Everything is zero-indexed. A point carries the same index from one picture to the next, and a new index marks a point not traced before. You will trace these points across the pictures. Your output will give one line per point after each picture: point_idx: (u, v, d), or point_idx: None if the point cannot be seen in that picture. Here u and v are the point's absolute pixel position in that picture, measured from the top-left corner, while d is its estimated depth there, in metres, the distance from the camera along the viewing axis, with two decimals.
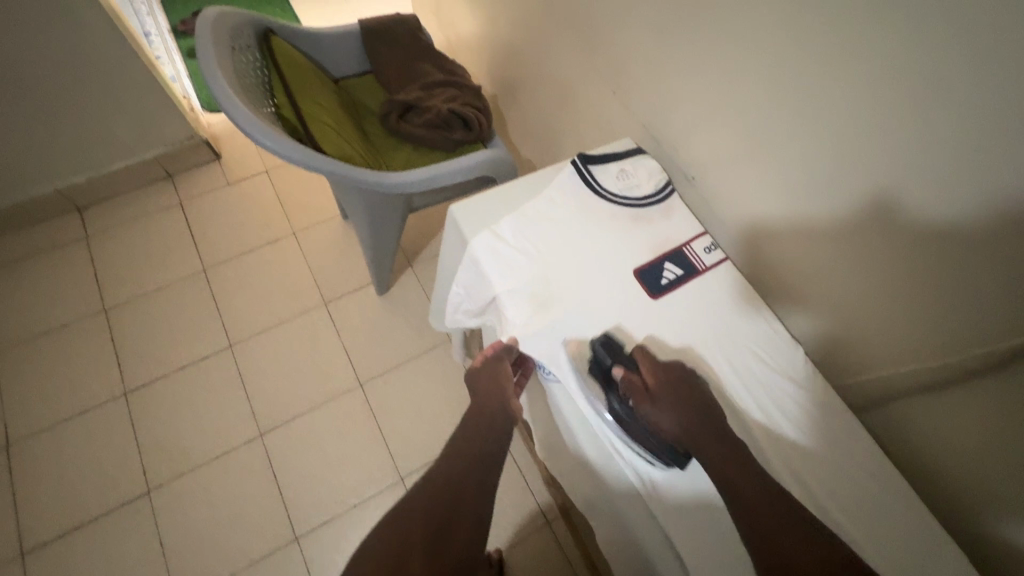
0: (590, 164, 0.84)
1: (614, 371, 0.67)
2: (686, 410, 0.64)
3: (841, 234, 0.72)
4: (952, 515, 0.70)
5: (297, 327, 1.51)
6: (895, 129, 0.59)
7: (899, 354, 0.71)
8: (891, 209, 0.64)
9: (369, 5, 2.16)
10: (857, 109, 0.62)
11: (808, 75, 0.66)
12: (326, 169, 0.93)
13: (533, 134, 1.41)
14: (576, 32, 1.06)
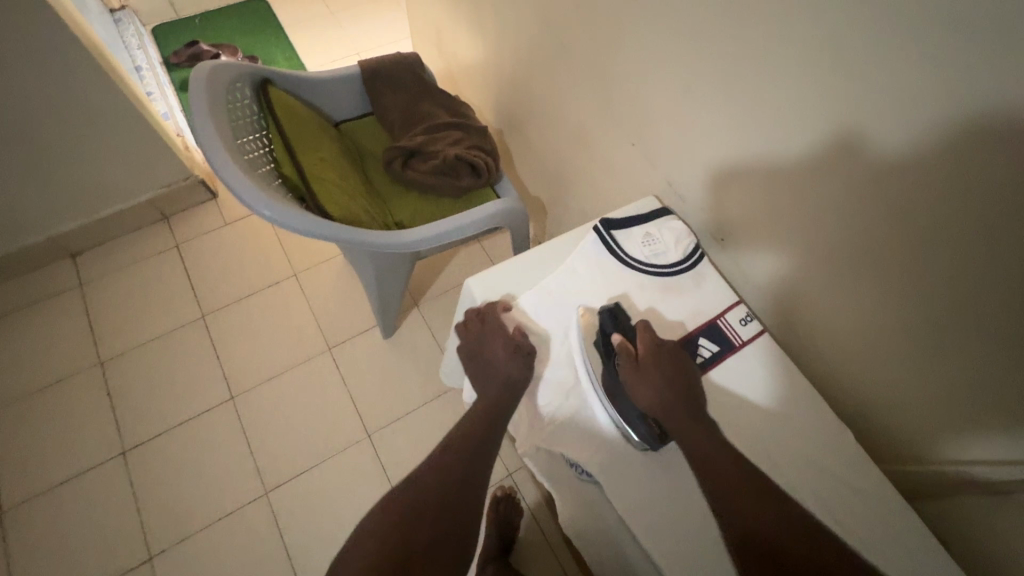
0: (613, 230, 0.79)
1: (613, 335, 0.71)
2: (667, 384, 0.67)
3: (896, 321, 0.67)
4: None
5: (301, 374, 1.46)
6: (958, 209, 0.54)
7: (947, 441, 0.68)
8: (961, 304, 0.59)
9: (366, 33, 2.11)
10: (911, 183, 0.57)
11: (852, 147, 0.61)
12: (334, 236, 0.88)
13: (541, 172, 1.37)
14: (587, 76, 1.01)
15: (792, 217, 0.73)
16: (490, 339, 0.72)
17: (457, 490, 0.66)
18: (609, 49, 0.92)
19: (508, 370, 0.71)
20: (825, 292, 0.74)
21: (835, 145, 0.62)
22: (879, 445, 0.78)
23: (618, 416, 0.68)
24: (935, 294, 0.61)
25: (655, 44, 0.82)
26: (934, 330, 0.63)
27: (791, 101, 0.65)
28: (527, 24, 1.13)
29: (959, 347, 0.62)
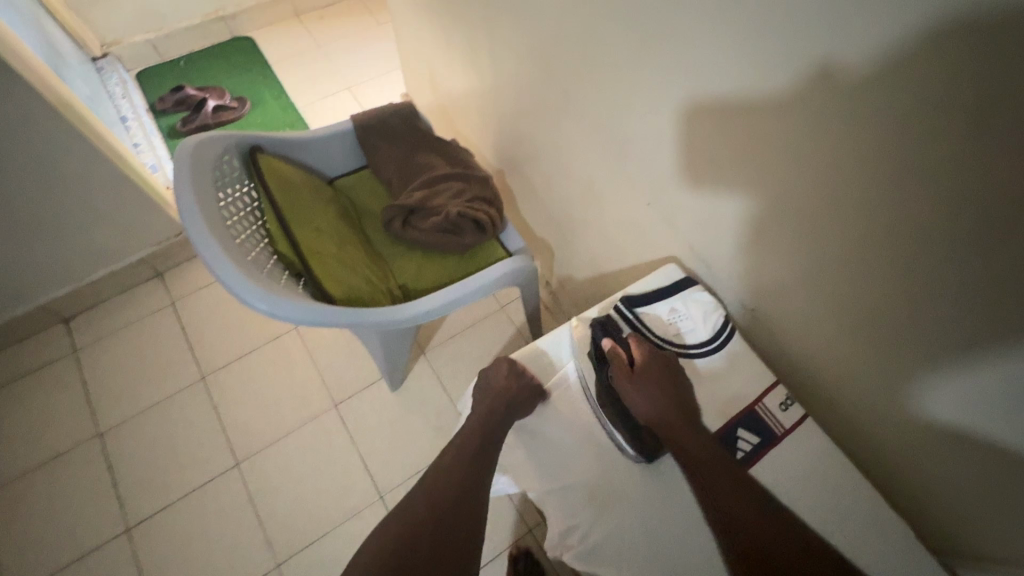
0: (637, 308, 0.77)
1: (603, 342, 0.74)
2: (662, 397, 0.68)
3: (937, 395, 0.64)
4: None
5: (307, 434, 1.40)
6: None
7: (927, 465, 0.71)
8: (958, 349, 0.58)
9: (355, 65, 2.06)
10: (974, 272, 0.52)
11: (900, 229, 0.56)
12: (339, 321, 0.84)
13: (544, 215, 1.32)
14: (591, 127, 0.96)
15: (834, 290, 0.69)
16: (494, 369, 0.74)
17: (455, 511, 0.64)
18: (616, 104, 0.86)
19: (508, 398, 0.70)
20: (875, 367, 0.70)
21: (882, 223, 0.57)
22: (942, 525, 0.74)
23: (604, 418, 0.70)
24: (958, 362, 0.59)
25: (667, 104, 0.76)
26: (982, 409, 0.60)
27: (832, 179, 0.60)
28: (525, 70, 1.07)
29: (963, 399, 0.61)
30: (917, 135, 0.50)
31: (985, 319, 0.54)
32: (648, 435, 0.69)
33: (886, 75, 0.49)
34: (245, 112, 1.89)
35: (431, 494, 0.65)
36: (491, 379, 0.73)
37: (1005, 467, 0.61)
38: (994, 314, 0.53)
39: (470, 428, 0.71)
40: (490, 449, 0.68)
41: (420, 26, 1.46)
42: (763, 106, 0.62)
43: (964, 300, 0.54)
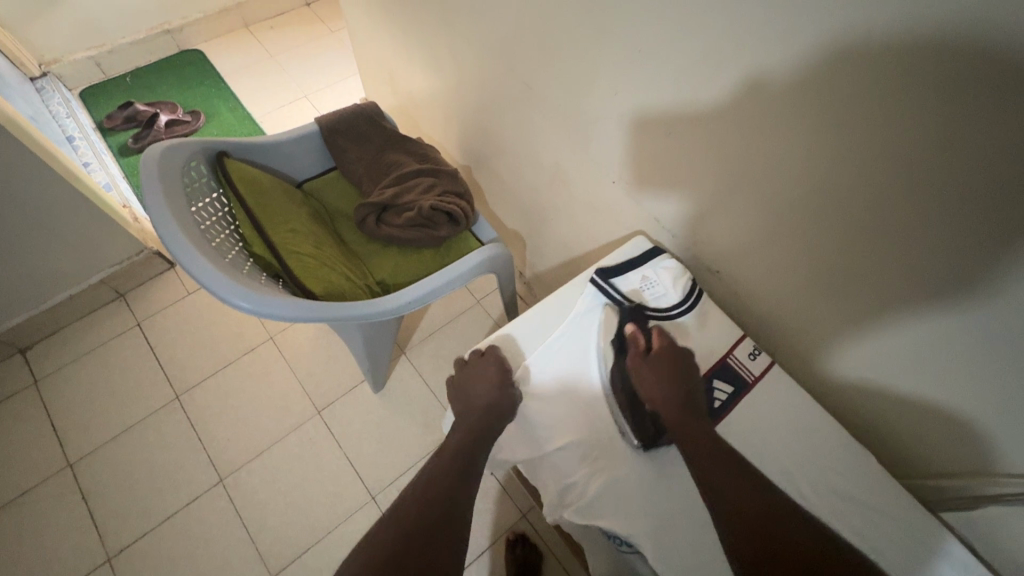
0: (612, 279, 0.80)
1: (626, 327, 0.77)
2: (670, 382, 0.70)
3: (873, 327, 0.71)
4: (957, 526, 0.75)
5: (292, 444, 1.39)
6: (957, 235, 0.55)
7: (873, 397, 0.78)
8: (892, 286, 0.65)
9: (311, 73, 2.04)
10: (908, 215, 0.58)
11: (838, 182, 0.62)
12: (325, 315, 0.86)
13: (513, 206, 1.35)
14: (553, 115, 1.00)
15: (785, 243, 0.74)
16: (477, 369, 0.75)
17: (451, 501, 0.63)
18: (578, 91, 0.90)
19: (494, 388, 0.72)
20: (830, 316, 0.76)
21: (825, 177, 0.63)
22: (903, 463, 0.80)
23: (614, 403, 0.72)
24: (887, 293, 0.66)
25: (628, 88, 0.80)
26: (911, 330, 0.66)
27: (783, 144, 0.65)
28: (486, 66, 1.10)
29: (893, 323, 0.68)
30: (855, 99, 0.55)
31: (919, 260, 0.60)
32: (652, 423, 0.70)
33: (813, 44, 0.55)
34: (200, 126, 1.85)
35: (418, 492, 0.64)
36: (477, 376, 0.74)
37: (935, 381, 0.68)
38: (926, 255, 0.59)
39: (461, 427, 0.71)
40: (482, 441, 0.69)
41: (377, 29, 1.47)
42: (718, 82, 0.67)
43: (897, 241, 0.61)
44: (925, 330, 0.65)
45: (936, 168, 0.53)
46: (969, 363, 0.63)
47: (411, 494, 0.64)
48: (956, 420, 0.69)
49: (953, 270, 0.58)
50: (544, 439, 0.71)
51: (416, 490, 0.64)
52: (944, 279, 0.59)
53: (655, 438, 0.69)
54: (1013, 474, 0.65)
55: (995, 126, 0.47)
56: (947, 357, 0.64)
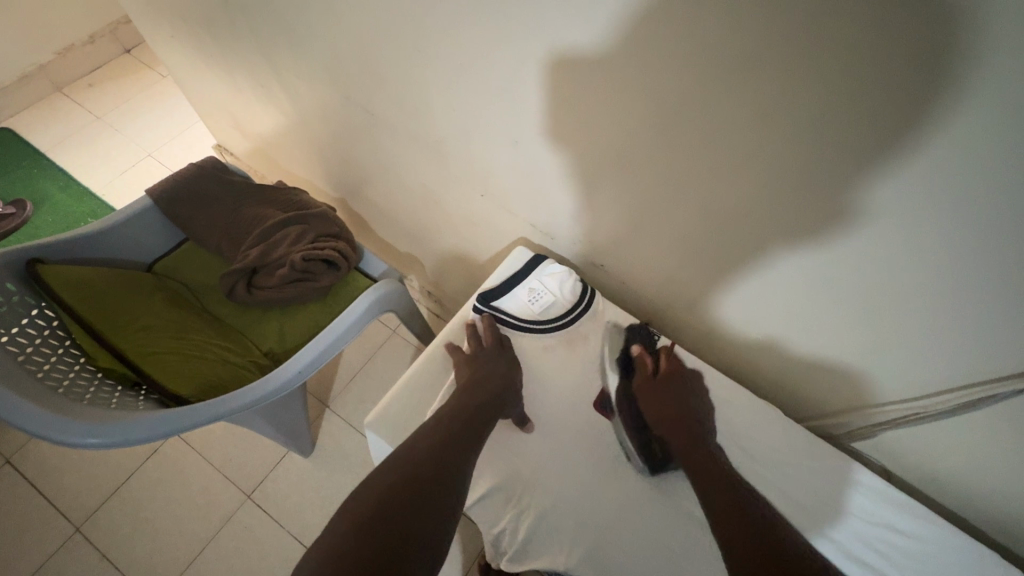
0: (497, 301, 0.77)
1: (633, 348, 0.76)
2: (680, 407, 0.69)
3: (749, 288, 0.72)
4: (863, 449, 0.80)
5: (226, 540, 1.26)
6: (791, 190, 0.56)
7: (766, 351, 0.80)
8: (753, 247, 0.66)
9: (149, 128, 1.83)
10: (749, 179, 0.58)
11: (678, 161, 0.62)
12: (206, 419, 0.76)
13: (398, 231, 1.28)
14: (404, 136, 0.94)
15: (651, 226, 0.74)
16: (474, 357, 0.72)
17: (436, 480, 0.55)
18: (421, 108, 0.84)
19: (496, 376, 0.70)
20: (710, 287, 0.77)
21: (667, 157, 0.62)
22: (803, 405, 0.85)
23: (623, 433, 0.70)
24: (750, 255, 0.67)
25: (466, 97, 0.75)
26: (778, 284, 0.68)
27: (622, 134, 0.63)
28: (325, 95, 1.02)
29: (764, 279, 0.69)
30: (672, 81, 0.54)
31: (769, 220, 0.61)
32: (659, 448, 0.69)
33: (618, 30, 0.53)
34: (29, 216, 1.61)
35: (402, 464, 0.56)
36: (484, 360, 0.72)
37: (813, 324, 0.70)
38: (772, 213, 0.60)
39: (447, 407, 0.66)
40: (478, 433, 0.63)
41: (202, 70, 1.33)
42: (546, 81, 0.64)
43: (745, 205, 0.61)
44: (792, 283, 0.66)
45: (762, 136, 0.53)
46: (832, 309, 0.66)
47: (391, 461, 0.57)
48: (837, 357, 0.72)
49: (799, 227, 0.59)
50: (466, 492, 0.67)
51: (399, 461, 0.57)
52: (795, 237, 0.61)
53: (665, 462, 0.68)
54: (890, 396, 0.71)
55: (795, 84, 0.47)
56: (815, 300, 0.66)
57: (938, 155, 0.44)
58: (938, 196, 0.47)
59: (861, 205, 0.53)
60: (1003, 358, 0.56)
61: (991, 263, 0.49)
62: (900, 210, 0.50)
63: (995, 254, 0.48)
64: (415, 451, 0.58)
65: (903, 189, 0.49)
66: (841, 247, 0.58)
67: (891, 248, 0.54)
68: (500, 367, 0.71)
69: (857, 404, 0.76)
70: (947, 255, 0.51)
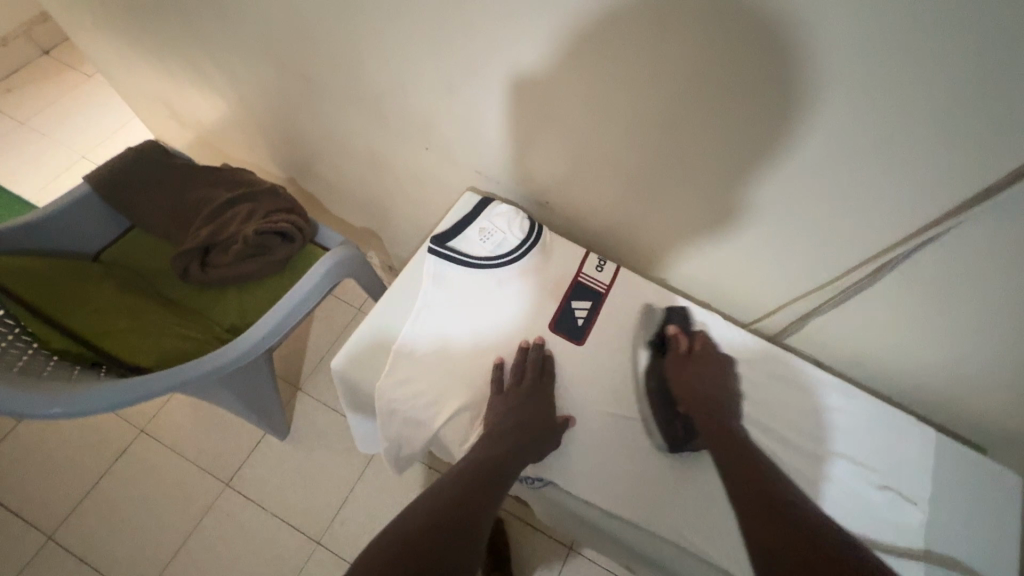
0: (448, 242, 0.76)
1: (668, 328, 0.74)
2: (713, 390, 0.68)
3: (679, 203, 0.75)
4: (802, 348, 0.85)
5: (210, 529, 1.25)
6: (701, 96, 0.59)
7: (703, 265, 0.83)
8: (677, 162, 0.69)
9: (80, 129, 1.75)
10: (665, 91, 0.61)
11: (599, 82, 0.65)
12: (178, 382, 0.78)
13: (351, 203, 1.29)
14: (345, 98, 0.95)
15: (584, 151, 0.76)
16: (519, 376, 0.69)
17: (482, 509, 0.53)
18: (359, 65, 0.85)
19: (538, 401, 0.67)
20: (642, 202, 0.79)
21: (587, 78, 0.65)
22: (742, 315, 0.88)
23: (647, 406, 0.70)
24: (676, 172, 0.70)
25: (403, 48, 0.77)
26: (703, 193, 0.71)
27: (545, 55, 0.65)
28: (262, 66, 1.01)
29: (690, 190, 0.72)
30: (586, 6, 0.57)
31: (686, 132, 0.64)
32: (682, 426, 0.68)
33: None
34: None
35: (454, 488, 0.55)
36: (495, 407, 0.65)
37: (743, 227, 0.72)
38: (690, 123, 0.63)
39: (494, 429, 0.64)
40: (502, 473, 0.58)
41: (130, 57, 1.28)
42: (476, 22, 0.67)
43: (665, 119, 0.65)
44: (715, 192, 0.70)
45: (667, 46, 0.56)
46: (754, 206, 0.68)
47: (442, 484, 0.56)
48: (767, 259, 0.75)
49: (714, 133, 0.62)
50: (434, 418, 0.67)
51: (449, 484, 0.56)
52: (708, 141, 0.64)
53: (685, 442, 0.67)
54: (815, 291, 0.74)
55: None
56: (738, 205, 0.70)
57: (811, 44, 0.49)
58: (818, 79, 0.51)
59: (757, 100, 0.56)
60: (899, 229, 0.60)
61: (872, 129, 0.53)
62: (791, 98, 0.54)
63: (873, 117, 0.52)
64: (464, 473, 0.57)
65: (791, 80, 0.53)
66: (747, 144, 0.61)
67: (789, 129, 0.57)
68: (541, 389, 0.68)
69: (792, 306, 0.79)
70: (836, 127, 0.54)
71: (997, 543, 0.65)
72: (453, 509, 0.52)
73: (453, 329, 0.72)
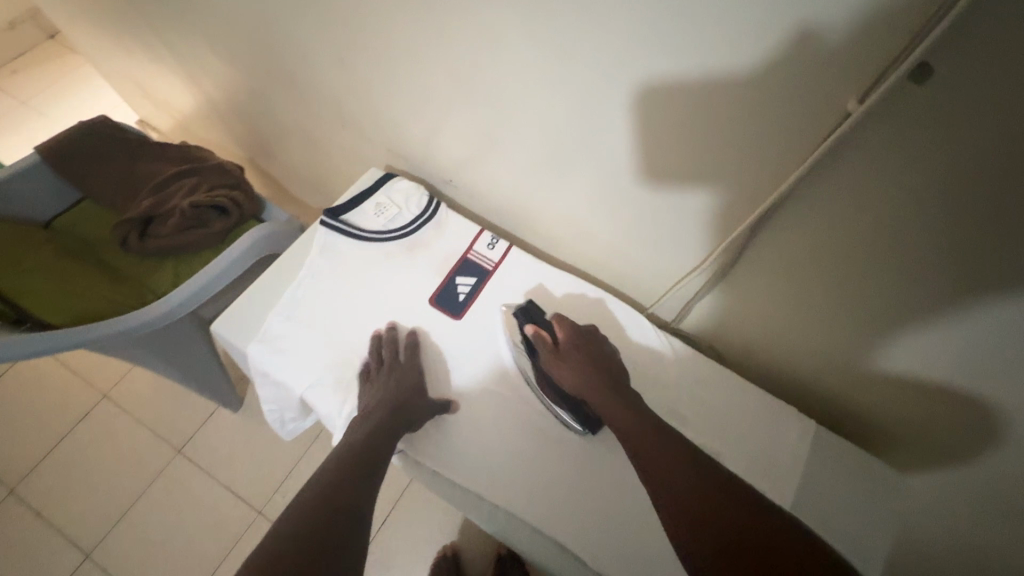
0: (340, 214, 0.77)
1: (527, 328, 0.69)
2: (590, 371, 0.62)
3: (564, 181, 0.75)
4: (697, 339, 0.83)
5: (158, 493, 1.30)
6: (556, 64, 0.60)
7: (599, 250, 0.82)
8: (553, 135, 0.69)
9: (73, 111, 1.84)
10: (526, 58, 0.62)
11: (472, 51, 0.66)
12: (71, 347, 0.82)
13: (304, 184, 1.33)
14: (279, 74, 0.99)
15: (475, 128, 0.78)
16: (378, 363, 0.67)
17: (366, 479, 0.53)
18: (284, 41, 0.90)
19: (412, 383, 0.65)
20: (532, 178, 0.79)
21: (462, 47, 0.67)
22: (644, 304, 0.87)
23: (546, 399, 0.67)
24: (554, 147, 0.71)
25: (323, 36, 0.82)
26: (581, 169, 0.71)
27: (422, 23, 0.67)
28: (217, 54, 1.07)
29: (570, 166, 0.72)
30: None
31: (553, 102, 0.65)
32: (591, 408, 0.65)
33: None
34: None
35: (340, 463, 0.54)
36: (380, 387, 0.64)
37: (623, 208, 0.71)
38: (554, 92, 0.63)
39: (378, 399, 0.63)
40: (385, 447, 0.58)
41: (104, 43, 1.35)
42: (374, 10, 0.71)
43: (534, 89, 0.65)
44: (592, 167, 0.69)
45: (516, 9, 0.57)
46: (625, 184, 0.68)
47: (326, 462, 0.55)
48: (649, 242, 0.74)
49: (576, 102, 0.62)
50: (298, 380, 0.67)
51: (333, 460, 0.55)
52: (570, 110, 0.64)
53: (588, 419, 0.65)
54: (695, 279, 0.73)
55: None
56: (612, 181, 0.69)
57: (629, 10, 0.50)
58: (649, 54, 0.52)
59: (600, 67, 0.57)
60: (745, 210, 0.60)
61: (695, 102, 0.53)
62: (626, 66, 0.55)
63: (697, 89, 0.52)
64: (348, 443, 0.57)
65: (623, 44, 0.53)
66: (606, 115, 0.61)
67: (633, 105, 0.58)
68: (415, 368, 0.67)
69: (679, 295, 0.78)
70: (671, 99, 0.55)
71: (868, 543, 0.63)
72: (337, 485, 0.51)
73: (333, 297, 0.73)
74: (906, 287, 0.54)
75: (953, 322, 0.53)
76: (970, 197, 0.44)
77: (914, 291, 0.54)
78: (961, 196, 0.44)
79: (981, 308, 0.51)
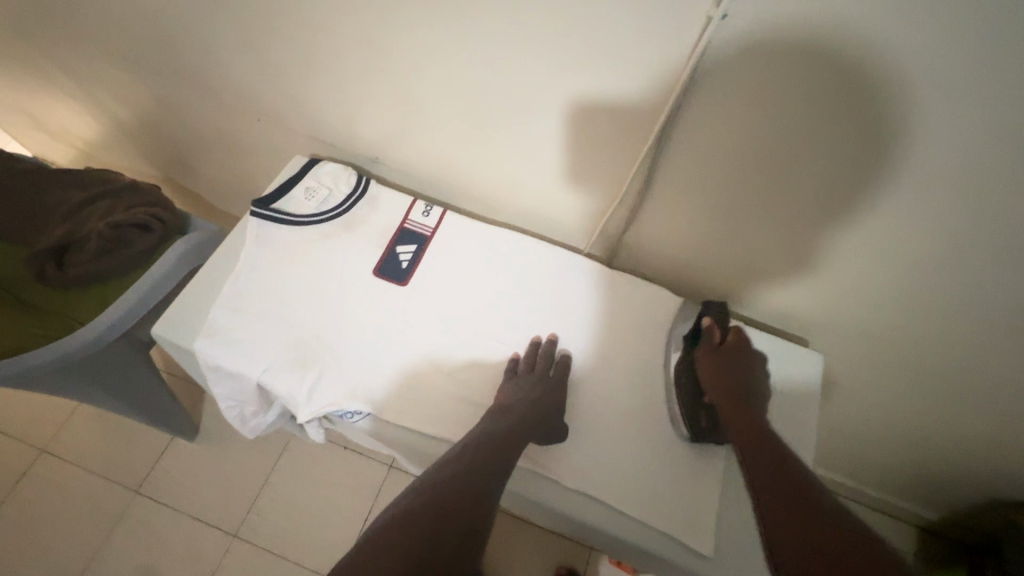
0: (270, 204, 0.77)
1: (704, 319, 0.74)
2: (727, 376, 0.66)
3: (483, 140, 0.78)
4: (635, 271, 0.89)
5: (120, 538, 1.24)
6: (450, 21, 0.63)
7: (530, 203, 0.86)
8: (464, 96, 0.72)
9: None
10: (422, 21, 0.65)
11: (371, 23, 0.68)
12: None
13: (230, 193, 1.29)
14: (183, 78, 0.97)
15: (390, 101, 0.80)
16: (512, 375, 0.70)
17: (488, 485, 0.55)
18: (183, 42, 0.88)
19: (548, 388, 0.68)
20: (455, 141, 0.81)
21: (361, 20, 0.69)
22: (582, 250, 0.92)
23: (675, 408, 0.71)
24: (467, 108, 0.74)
25: (227, 28, 0.81)
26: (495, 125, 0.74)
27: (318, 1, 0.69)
28: (114, 66, 1.02)
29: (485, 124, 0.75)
30: None
31: (456, 61, 0.68)
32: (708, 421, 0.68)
33: None
34: None
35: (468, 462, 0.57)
36: (519, 388, 0.67)
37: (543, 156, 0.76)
38: (453, 50, 0.66)
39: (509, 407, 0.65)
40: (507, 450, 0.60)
41: None
42: None
43: (436, 52, 0.68)
44: (506, 121, 0.73)
45: None
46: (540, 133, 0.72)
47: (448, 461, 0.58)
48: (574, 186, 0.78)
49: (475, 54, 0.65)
50: (251, 367, 0.67)
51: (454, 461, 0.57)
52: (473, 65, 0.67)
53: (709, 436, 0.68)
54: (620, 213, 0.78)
55: None
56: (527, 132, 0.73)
57: None
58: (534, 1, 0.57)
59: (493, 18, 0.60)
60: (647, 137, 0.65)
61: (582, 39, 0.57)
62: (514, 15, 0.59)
63: (592, 26, 0.56)
64: (474, 445, 0.59)
65: None
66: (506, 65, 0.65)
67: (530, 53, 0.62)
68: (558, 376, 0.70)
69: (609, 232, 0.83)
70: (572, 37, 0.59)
71: (790, 418, 0.73)
72: (457, 486, 0.54)
73: (277, 284, 0.73)
74: (800, 175, 0.60)
75: (841, 195, 0.60)
76: (835, 67, 0.49)
77: (819, 174, 0.59)
78: (822, 75, 0.50)
79: (863, 176, 0.56)
